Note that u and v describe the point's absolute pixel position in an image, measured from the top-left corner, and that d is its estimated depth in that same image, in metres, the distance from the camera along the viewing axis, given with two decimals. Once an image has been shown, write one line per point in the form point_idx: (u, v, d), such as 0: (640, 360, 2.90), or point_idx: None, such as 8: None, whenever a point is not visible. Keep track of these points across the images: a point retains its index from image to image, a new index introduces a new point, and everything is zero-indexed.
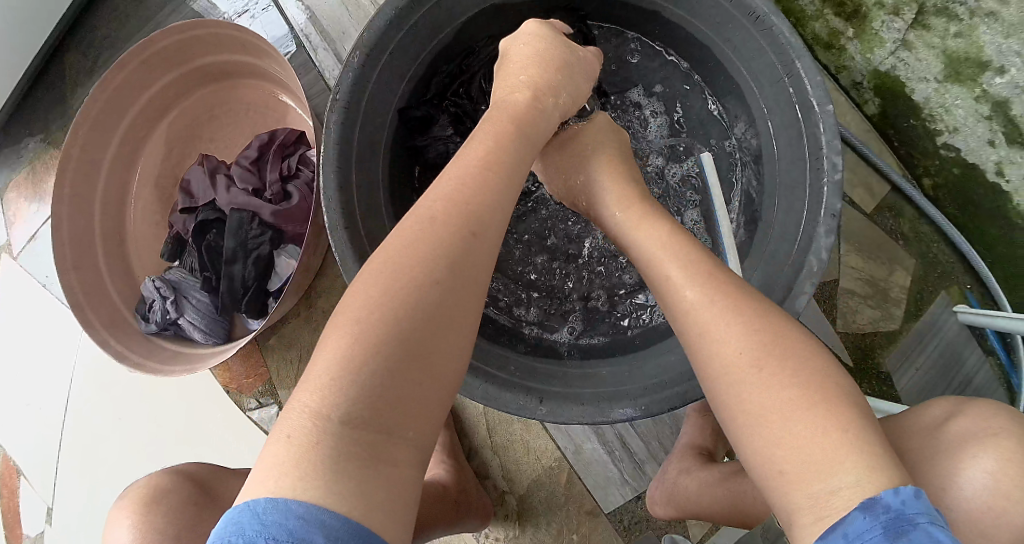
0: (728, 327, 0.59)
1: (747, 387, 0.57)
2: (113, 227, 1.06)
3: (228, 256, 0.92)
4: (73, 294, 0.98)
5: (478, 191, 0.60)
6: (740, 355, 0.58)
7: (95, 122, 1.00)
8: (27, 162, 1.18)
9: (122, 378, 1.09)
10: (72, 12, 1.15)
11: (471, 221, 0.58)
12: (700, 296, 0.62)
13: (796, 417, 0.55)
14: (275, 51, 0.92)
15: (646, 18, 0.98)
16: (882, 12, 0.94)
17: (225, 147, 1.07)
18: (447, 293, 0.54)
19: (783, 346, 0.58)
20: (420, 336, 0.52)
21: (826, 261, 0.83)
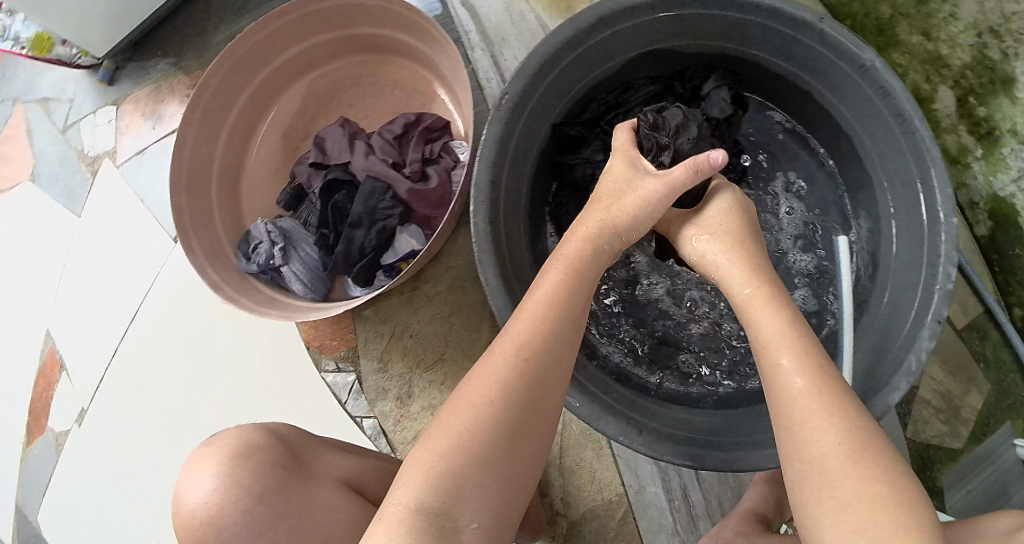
0: (830, 416, 0.59)
1: (838, 475, 0.56)
2: (231, 163, 1.07)
3: (356, 218, 0.93)
4: (181, 215, 0.98)
5: (554, 322, 0.64)
6: (839, 445, 0.57)
7: (240, 60, 1.01)
8: (153, 80, 1.18)
9: (191, 303, 1.07)
10: None
11: (543, 339, 0.63)
12: (809, 378, 0.60)
13: (882, 512, 0.54)
14: (444, 39, 0.94)
15: (795, 95, 1.03)
16: (1013, 139, 0.97)
17: (363, 117, 1.08)
18: (520, 413, 0.59)
19: (878, 445, 0.57)
20: (496, 443, 0.57)
21: (925, 363, 0.85)
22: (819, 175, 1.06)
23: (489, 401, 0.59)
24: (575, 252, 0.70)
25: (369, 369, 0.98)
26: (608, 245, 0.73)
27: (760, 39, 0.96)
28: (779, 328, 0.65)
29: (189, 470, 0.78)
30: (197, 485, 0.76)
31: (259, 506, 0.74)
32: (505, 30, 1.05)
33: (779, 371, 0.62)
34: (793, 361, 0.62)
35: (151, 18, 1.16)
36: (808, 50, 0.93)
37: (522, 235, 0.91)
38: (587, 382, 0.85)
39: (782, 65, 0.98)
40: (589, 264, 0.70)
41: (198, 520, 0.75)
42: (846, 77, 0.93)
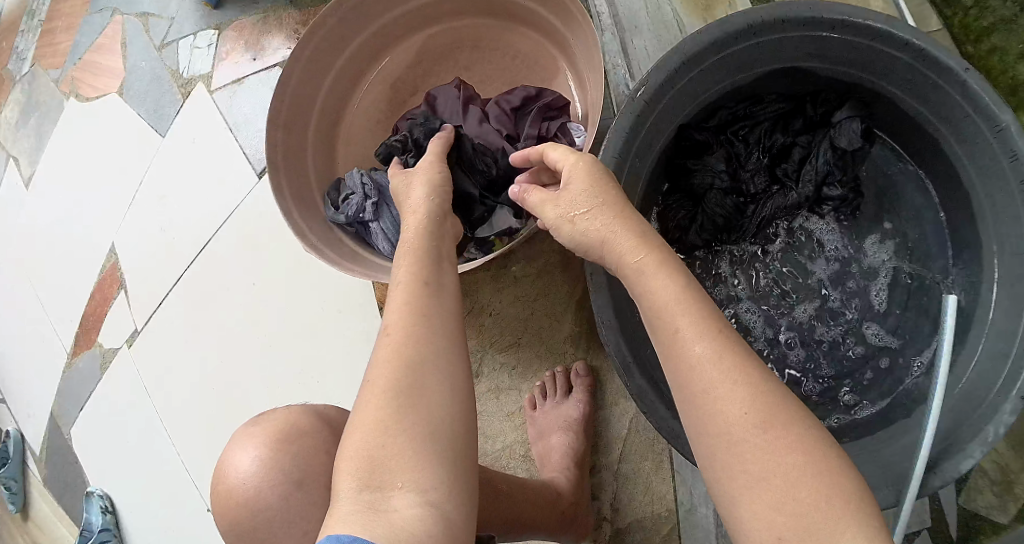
0: (734, 380, 0.56)
1: (746, 445, 0.54)
2: (332, 107, 1.04)
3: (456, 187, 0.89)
4: (274, 152, 0.95)
5: (419, 294, 0.64)
6: (745, 415, 0.55)
7: (364, 3, 0.98)
8: (261, 11, 1.17)
9: (258, 245, 1.05)
10: None
11: (412, 304, 0.63)
12: (713, 348, 0.57)
13: (803, 482, 0.53)
14: (584, 20, 0.89)
15: (918, 140, 0.99)
16: None
17: (479, 81, 1.04)
18: (400, 381, 0.58)
19: (790, 414, 0.55)
20: (392, 408, 0.57)
21: (1003, 435, 0.85)
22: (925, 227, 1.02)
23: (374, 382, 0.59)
24: (412, 237, 0.70)
25: None
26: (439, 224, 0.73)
27: (899, 77, 0.93)
28: (680, 299, 0.60)
29: (232, 449, 0.73)
30: (241, 463, 0.72)
31: (299, 493, 0.70)
32: (639, 18, 1.02)
33: (680, 341, 0.58)
34: (696, 335, 0.58)
35: None
36: (946, 97, 0.90)
37: None
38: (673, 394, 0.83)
39: (914, 107, 0.95)
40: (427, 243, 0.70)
41: (236, 498, 0.71)
42: (977, 133, 0.89)
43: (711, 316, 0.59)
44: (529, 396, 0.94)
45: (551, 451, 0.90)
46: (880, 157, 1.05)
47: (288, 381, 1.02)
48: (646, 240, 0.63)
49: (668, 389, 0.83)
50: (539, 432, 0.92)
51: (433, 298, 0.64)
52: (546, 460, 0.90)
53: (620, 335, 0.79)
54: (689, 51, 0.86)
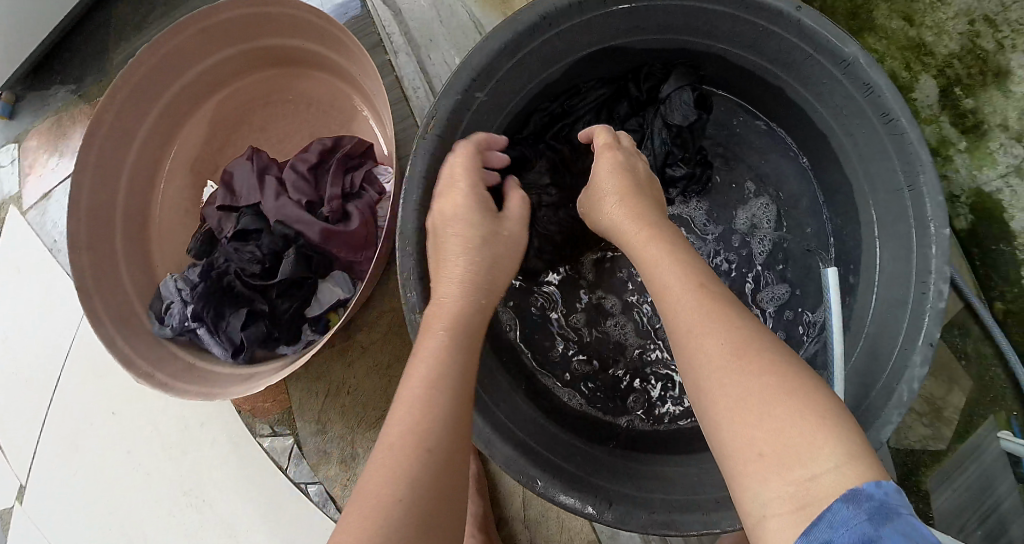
0: (710, 313, 0.57)
1: (723, 370, 0.54)
2: (136, 207, 0.94)
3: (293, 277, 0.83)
4: (81, 277, 0.86)
5: (450, 383, 0.59)
6: (724, 346, 0.55)
7: (135, 89, 0.88)
8: (53, 112, 1.06)
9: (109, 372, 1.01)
10: None
11: (442, 393, 0.58)
12: (692, 292, 0.59)
13: (776, 400, 0.52)
14: (356, 45, 0.83)
15: (764, 90, 0.93)
16: (1004, 134, 0.91)
17: (276, 141, 0.97)
18: (424, 504, 0.52)
19: (768, 344, 0.55)
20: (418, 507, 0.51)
21: (917, 392, 0.77)
22: (783, 184, 0.97)
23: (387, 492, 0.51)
24: (452, 317, 0.65)
25: (308, 432, 0.90)
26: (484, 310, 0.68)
27: (726, 33, 0.86)
28: (668, 258, 0.63)
29: None
30: None
31: None
32: (432, 30, 0.94)
33: (666, 291, 0.61)
34: (675, 281, 0.61)
35: (43, 43, 1.03)
36: (782, 42, 0.83)
37: None
38: (539, 443, 0.76)
39: (750, 59, 0.89)
40: (471, 326, 0.66)
41: None
42: (825, 73, 0.83)
43: (700, 270, 0.62)
44: None
45: None
46: (723, 117, 0.99)
47: (180, 498, 0.98)
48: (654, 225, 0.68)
49: (537, 441, 0.76)
50: None
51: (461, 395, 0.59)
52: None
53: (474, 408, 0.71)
54: (476, 64, 0.76)
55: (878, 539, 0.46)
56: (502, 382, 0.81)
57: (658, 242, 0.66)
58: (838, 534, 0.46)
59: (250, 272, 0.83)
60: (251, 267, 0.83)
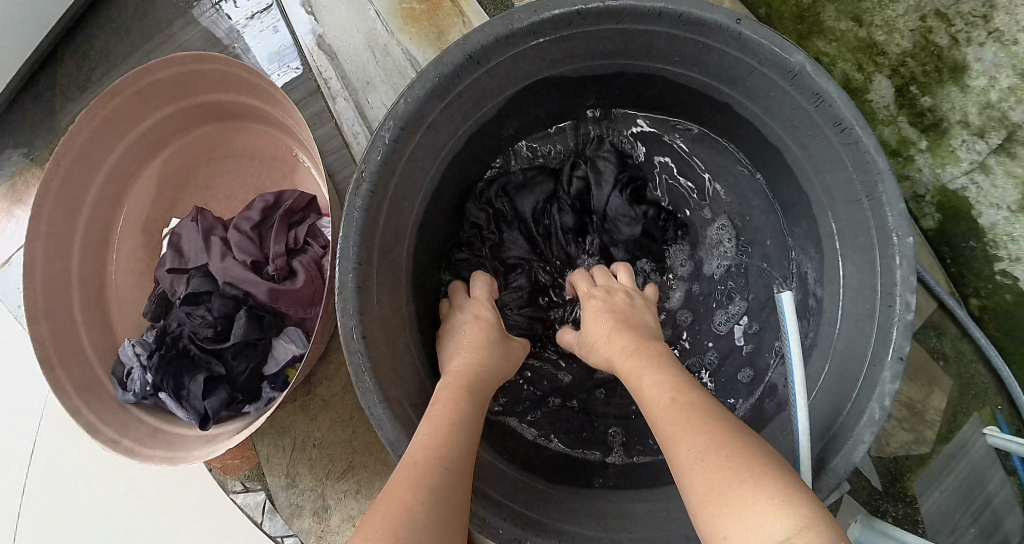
0: (678, 405, 0.63)
1: (690, 455, 0.58)
2: (92, 272, 0.93)
3: (246, 338, 0.82)
4: (42, 349, 0.85)
5: (459, 426, 0.67)
6: (691, 444, 0.58)
7: (78, 154, 0.87)
8: (7, 178, 1.03)
9: (79, 445, 0.99)
10: (70, 16, 0.99)
11: (452, 433, 0.66)
12: (667, 392, 0.65)
13: (734, 486, 0.53)
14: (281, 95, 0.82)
15: (712, 107, 0.91)
16: (965, 130, 0.87)
17: (224, 197, 0.96)
18: (437, 510, 0.57)
19: (731, 433, 0.58)
20: (425, 512, 0.56)
21: (890, 409, 0.75)
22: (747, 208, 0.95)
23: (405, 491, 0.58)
24: (463, 373, 0.75)
25: (278, 486, 0.91)
26: (491, 371, 0.77)
27: (665, 51, 0.84)
28: (649, 372, 0.69)
29: None
30: None
31: None
32: (369, 72, 0.95)
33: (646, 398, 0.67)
34: (655, 390, 0.67)
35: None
36: (725, 57, 0.81)
37: (409, 337, 0.83)
38: (502, 492, 0.75)
39: (694, 76, 0.86)
40: (482, 383, 0.75)
41: None
42: (772, 85, 0.81)
43: (677, 381, 0.67)
44: None
45: None
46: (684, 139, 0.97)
47: None
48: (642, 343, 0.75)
49: (499, 488, 0.76)
50: None
51: (467, 448, 0.66)
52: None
53: None
54: (405, 113, 0.76)
55: None
56: None
57: (644, 355, 0.72)
58: None
59: (204, 336, 0.83)
60: (205, 331, 0.82)
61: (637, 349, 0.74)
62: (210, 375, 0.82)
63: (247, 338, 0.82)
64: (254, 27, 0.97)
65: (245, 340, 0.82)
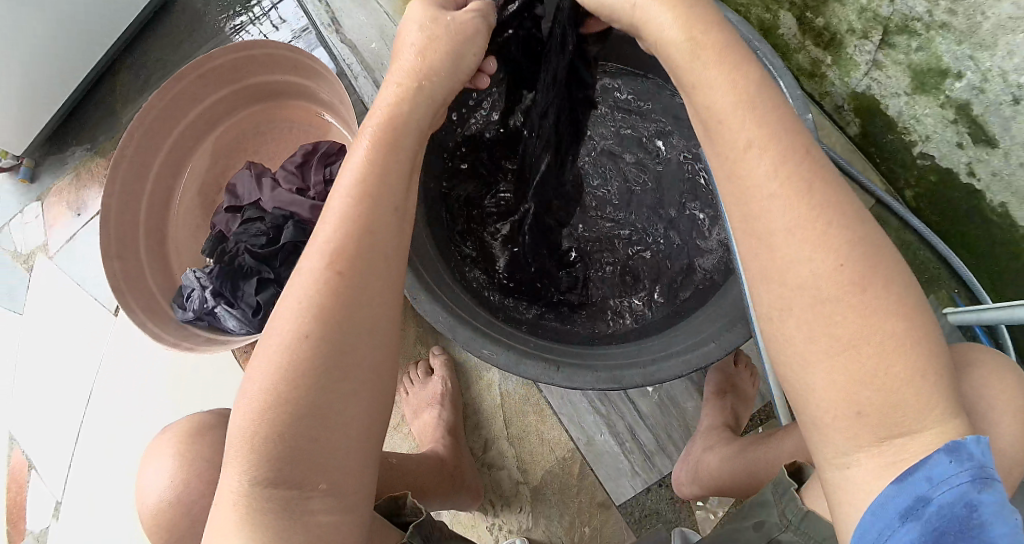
0: (826, 234, 0.47)
1: (838, 305, 0.47)
2: (155, 226, 1.13)
3: (295, 241, 1.00)
4: (115, 279, 1.03)
5: (371, 204, 0.54)
6: (842, 276, 0.46)
7: (149, 128, 1.09)
8: (72, 170, 1.26)
9: (123, 376, 1.19)
10: (126, 37, 1.25)
11: (364, 226, 0.53)
12: (805, 196, 0.48)
13: (898, 358, 0.46)
14: (328, 73, 1.05)
15: None
16: (853, 38, 1.07)
17: (268, 159, 1.18)
18: (337, 347, 0.52)
19: (882, 265, 0.47)
20: (327, 353, 0.52)
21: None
22: None
23: (294, 338, 0.52)
24: (385, 126, 0.56)
25: None
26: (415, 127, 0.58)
27: None
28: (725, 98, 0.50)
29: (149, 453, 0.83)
30: (153, 473, 0.80)
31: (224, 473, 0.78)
32: (381, 54, 1.18)
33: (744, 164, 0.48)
34: (754, 167, 0.48)
35: (58, 113, 1.24)
36: None
37: None
38: (487, 326, 0.89)
39: None
40: (406, 133, 0.57)
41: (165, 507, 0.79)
42: None
43: (786, 132, 0.49)
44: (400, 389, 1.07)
45: (428, 426, 1.01)
46: None
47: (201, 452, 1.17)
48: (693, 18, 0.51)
49: (492, 329, 0.89)
50: (417, 413, 1.03)
51: (387, 243, 0.55)
52: (426, 436, 1.01)
53: (434, 304, 0.84)
54: None
55: (974, 494, 0.47)
56: (465, 298, 0.92)
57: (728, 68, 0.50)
58: (938, 487, 0.47)
59: (256, 245, 1.00)
60: (258, 241, 1.00)
61: (697, 42, 0.51)
62: (261, 278, 0.99)
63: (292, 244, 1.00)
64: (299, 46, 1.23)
65: (290, 247, 1.00)
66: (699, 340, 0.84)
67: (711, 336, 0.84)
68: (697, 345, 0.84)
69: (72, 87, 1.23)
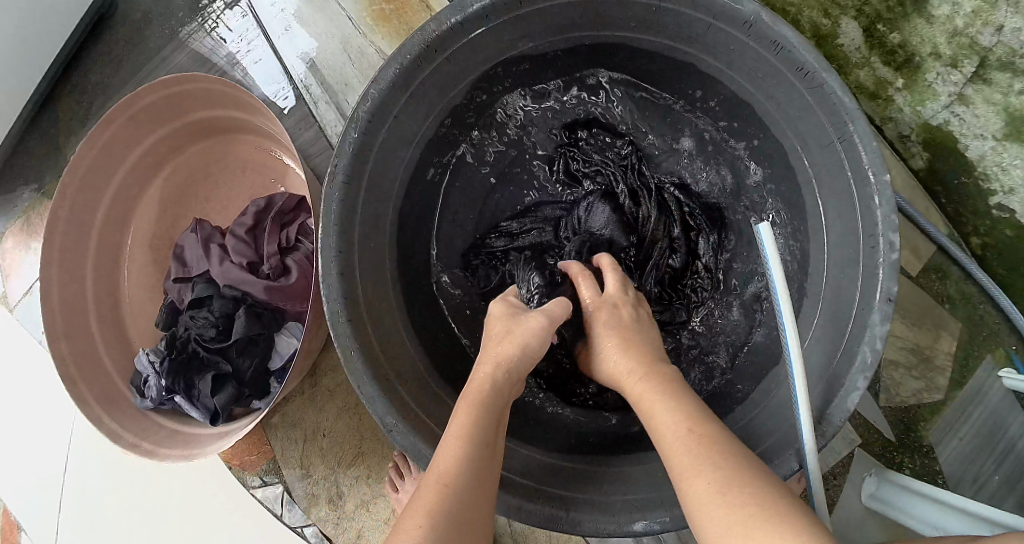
0: (698, 458, 0.57)
1: (716, 503, 0.53)
2: (107, 292, 0.99)
3: (247, 335, 0.87)
4: (65, 366, 0.90)
5: (483, 419, 0.65)
6: (710, 477, 0.55)
7: (82, 182, 0.92)
8: (21, 213, 1.12)
9: (98, 446, 1.09)
10: (65, 51, 1.07)
11: (479, 434, 0.63)
12: (685, 439, 0.59)
13: (762, 525, 0.50)
14: (266, 112, 0.87)
15: (675, 73, 0.89)
16: (937, 62, 0.86)
17: (222, 207, 1.01)
18: (460, 512, 0.57)
19: (748, 476, 0.55)
20: (455, 510, 0.57)
21: (881, 351, 0.72)
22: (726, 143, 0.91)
23: (426, 504, 0.57)
24: (482, 384, 0.68)
25: (295, 477, 0.95)
26: (513, 377, 0.70)
27: (618, 18, 0.83)
28: (665, 406, 0.63)
29: None
30: None
31: None
32: (347, 74, 0.99)
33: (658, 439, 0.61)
34: (668, 433, 0.60)
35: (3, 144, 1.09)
36: (679, 17, 0.80)
37: (403, 333, 0.85)
38: None
39: (653, 41, 0.85)
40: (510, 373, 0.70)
41: None
42: (731, 39, 0.79)
43: (693, 409, 0.62)
44: (389, 480, 0.94)
45: None
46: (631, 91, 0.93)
47: (188, 530, 1.04)
48: (649, 372, 0.67)
49: None
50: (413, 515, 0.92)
51: (491, 449, 0.64)
52: None
53: (414, 437, 0.75)
54: (372, 111, 0.77)
55: None
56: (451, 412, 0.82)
57: (660, 392, 0.64)
58: None
59: (208, 337, 0.88)
60: (208, 332, 0.88)
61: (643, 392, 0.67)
62: (218, 373, 0.87)
63: (245, 339, 0.87)
64: (248, 55, 1.03)
65: (242, 342, 0.87)
66: None
67: None
68: None
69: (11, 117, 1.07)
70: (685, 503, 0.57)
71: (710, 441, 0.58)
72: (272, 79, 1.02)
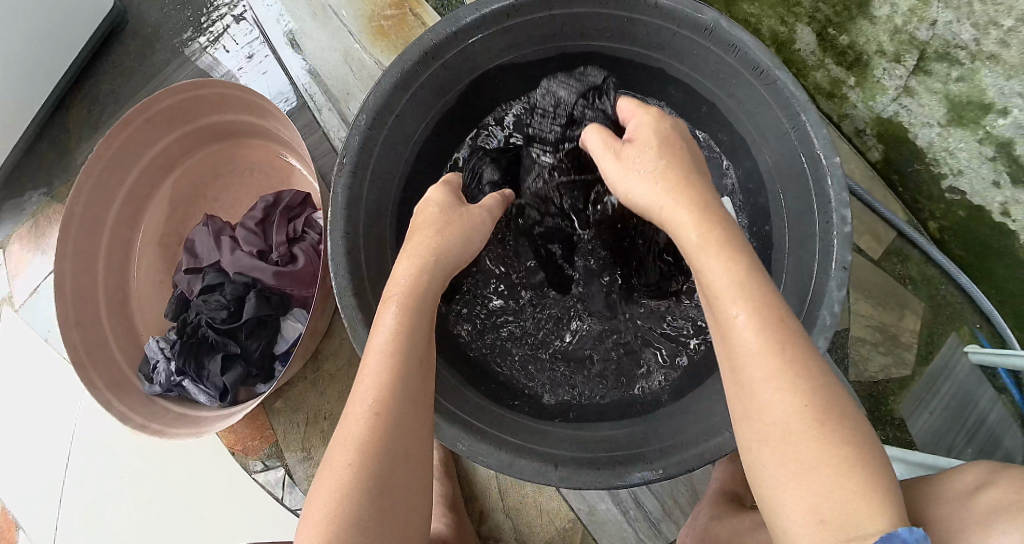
0: (793, 379, 0.53)
1: (803, 436, 0.53)
2: (117, 286, 1.04)
3: (256, 316, 0.92)
4: (77, 353, 0.94)
5: (419, 311, 0.65)
6: (806, 408, 0.53)
7: (98, 180, 0.98)
8: (31, 216, 1.18)
9: (98, 441, 1.11)
10: (79, 63, 1.15)
11: (415, 328, 0.64)
12: (777, 349, 0.54)
13: (848, 474, 0.52)
14: (276, 113, 0.94)
15: (647, 78, 0.97)
16: (883, 59, 0.95)
17: (230, 207, 1.08)
18: (403, 406, 0.60)
19: (841, 412, 0.54)
20: (399, 405, 0.59)
21: (839, 314, 0.78)
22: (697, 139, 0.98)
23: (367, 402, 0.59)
24: (417, 278, 0.67)
25: (296, 460, 0.98)
26: (444, 266, 0.70)
27: (595, 28, 0.92)
28: (744, 290, 0.56)
29: None
30: None
31: None
32: (347, 82, 1.07)
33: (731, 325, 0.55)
34: (746, 333, 0.55)
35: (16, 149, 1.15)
36: (648, 25, 0.88)
37: None
38: (475, 417, 0.83)
39: (626, 49, 0.94)
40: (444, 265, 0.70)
41: None
42: (696, 45, 0.87)
43: (767, 295, 0.56)
44: None
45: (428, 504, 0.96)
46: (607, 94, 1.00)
47: (188, 519, 1.06)
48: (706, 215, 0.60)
49: (479, 420, 0.83)
50: None
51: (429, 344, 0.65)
52: None
53: None
54: (374, 104, 0.84)
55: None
56: (445, 380, 0.86)
57: (739, 262, 0.57)
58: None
59: (219, 320, 0.92)
60: (219, 315, 0.92)
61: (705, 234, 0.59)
62: (226, 354, 0.92)
63: (254, 320, 0.92)
64: (253, 69, 1.11)
65: (253, 322, 0.92)
66: (710, 431, 0.78)
67: (723, 425, 0.77)
68: (708, 437, 0.77)
69: (25, 124, 1.14)
70: (748, 407, 0.56)
71: (788, 342, 0.55)
72: (278, 88, 1.10)
